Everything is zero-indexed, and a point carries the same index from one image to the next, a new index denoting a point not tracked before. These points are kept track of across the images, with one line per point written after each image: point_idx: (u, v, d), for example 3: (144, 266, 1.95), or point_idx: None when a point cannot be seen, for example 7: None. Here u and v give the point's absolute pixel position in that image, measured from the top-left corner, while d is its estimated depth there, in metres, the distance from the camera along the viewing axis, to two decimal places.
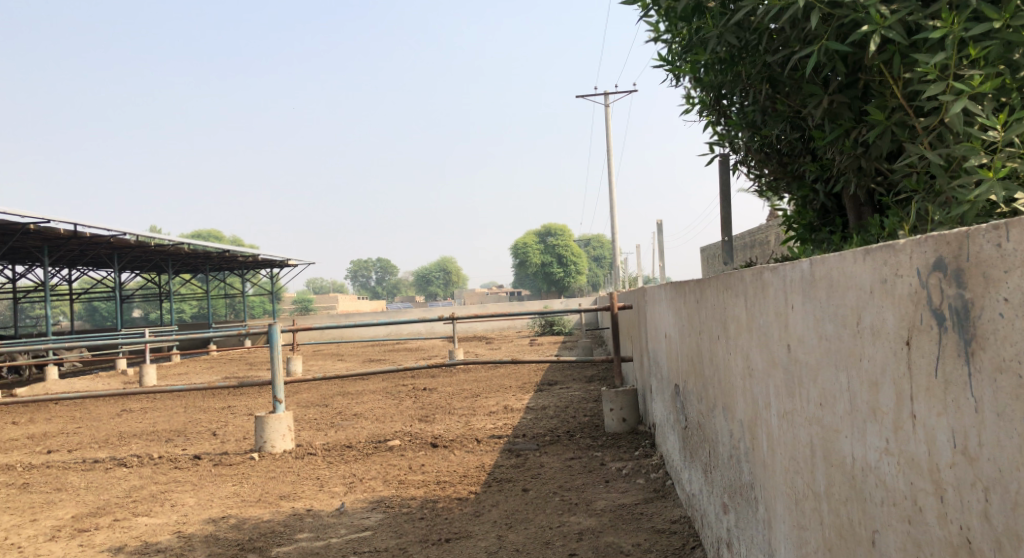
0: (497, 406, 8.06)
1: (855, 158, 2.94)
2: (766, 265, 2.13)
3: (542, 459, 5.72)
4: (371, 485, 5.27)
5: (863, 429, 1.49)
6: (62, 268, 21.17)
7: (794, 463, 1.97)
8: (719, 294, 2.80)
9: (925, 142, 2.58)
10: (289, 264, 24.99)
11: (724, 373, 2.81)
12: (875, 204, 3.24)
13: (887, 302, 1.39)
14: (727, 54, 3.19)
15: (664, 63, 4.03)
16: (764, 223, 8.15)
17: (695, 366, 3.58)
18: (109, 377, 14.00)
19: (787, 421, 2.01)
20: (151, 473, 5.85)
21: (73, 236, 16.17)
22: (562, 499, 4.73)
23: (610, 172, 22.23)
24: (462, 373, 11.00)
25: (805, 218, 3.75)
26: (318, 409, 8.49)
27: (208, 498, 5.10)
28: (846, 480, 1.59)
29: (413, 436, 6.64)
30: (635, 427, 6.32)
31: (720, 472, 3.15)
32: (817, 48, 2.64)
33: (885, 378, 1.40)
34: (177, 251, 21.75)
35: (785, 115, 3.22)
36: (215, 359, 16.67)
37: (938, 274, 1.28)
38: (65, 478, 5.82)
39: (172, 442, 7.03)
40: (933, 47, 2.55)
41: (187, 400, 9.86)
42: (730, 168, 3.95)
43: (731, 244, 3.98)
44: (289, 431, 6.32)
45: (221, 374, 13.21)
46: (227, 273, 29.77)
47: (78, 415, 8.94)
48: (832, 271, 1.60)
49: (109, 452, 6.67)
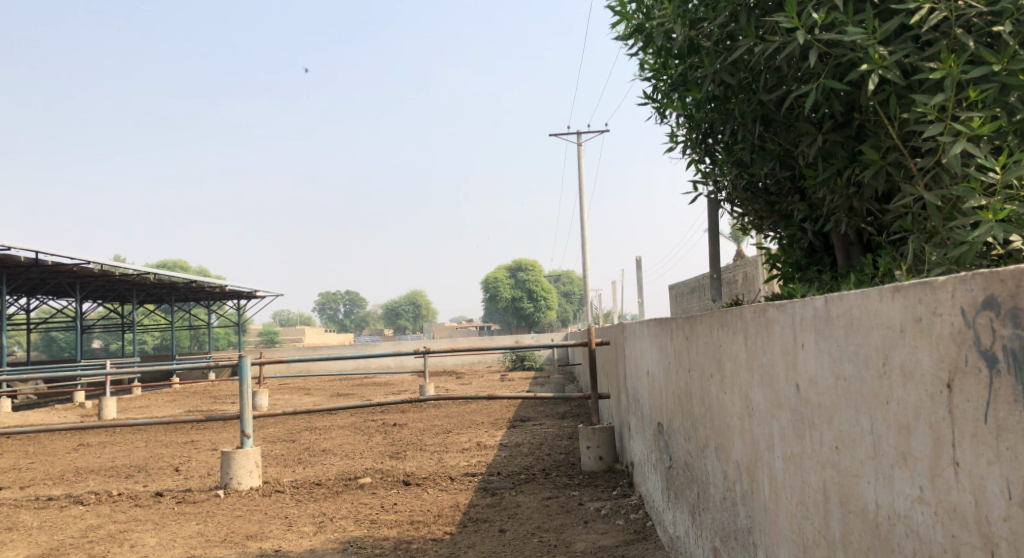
0: (470, 442, 7.92)
1: (847, 198, 2.90)
2: (770, 301, 2.07)
3: (518, 499, 5.59)
4: (342, 524, 5.12)
5: (891, 474, 1.44)
6: (20, 298, 20.70)
7: (801, 507, 1.90)
8: (713, 330, 2.74)
9: (921, 183, 2.55)
10: (256, 297, 24.68)
11: (718, 412, 2.74)
12: (864, 244, 3.20)
13: (922, 342, 1.35)
14: (718, 92, 3.17)
15: (648, 99, 4.03)
16: (733, 262, 8.16)
17: (683, 405, 3.51)
18: (66, 410, 13.64)
19: (794, 464, 1.94)
20: (111, 512, 5.64)
21: (33, 265, 15.83)
22: (541, 540, 4.62)
23: (583, 208, 22.21)
24: (433, 408, 10.83)
25: (792, 257, 3.71)
26: (285, 445, 8.30)
27: (171, 538, 4.91)
28: (869, 530, 1.53)
29: (384, 474, 6.49)
30: (612, 465, 6.21)
31: (711, 515, 3.07)
32: (815, 86, 2.63)
33: (919, 422, 1.36)
34: (141, 281, 21.38)
35: (774, 154, 3.20)
36: (178, 392, 16.34)
37: (988, 313, 1.25)
38: (19, 516, 5.60)
39: (132, 479, 6.81)
40: (931, 88, 2.54)
41: (148, 434, 9.60)
42: (716, 205, 3.91)
43: (719, 281, 3.92)
44: (256, 468, 6.14)
45: (184, 408, 12.86)
46: (192, 305, 29.34)
47: (33, 450, 8.64)
48: (852, 309, 1.55)
49: (65, 489, 6.43)
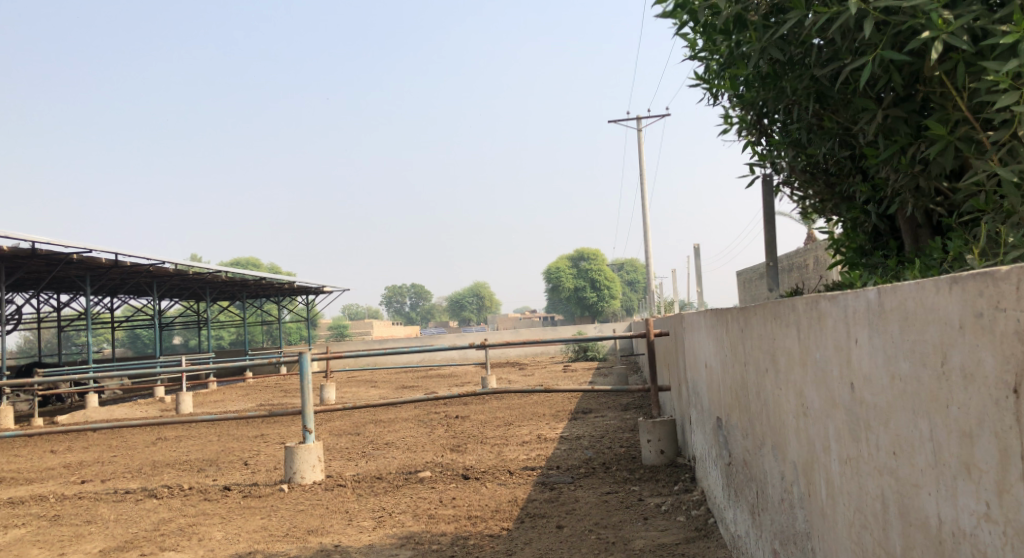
0: (531, 435, 7.83)
1: (912, 177, 2.71)
2: (822, 292, 1.92)
3: (577, 493, 5.48)
4: (401, 519, 5.07)
5: (953, 486, 1.31)
6: (103, 297, 21.30)
7: (858, 515, 1.75)
8: (767, 323, 2.59)
9: (995, 158, 2.37)
10: (325, 292, 24.97)
11: (774, 410, 2.58)
12: (934, 226, 2.99)
13: (984, 340, 1.22)
14: (769, 69, 3.00)
15: (698, 79, 3.85)
16: (802, 246, 7.90)
17: (740, 400, 3.35)
18: (146, 405, 13.94)
19: (850, 468, 1.79)
20: (181, 506, 5.69)
21: (112, 266, 16.24)
22: (598, 537, 4.49)
23: (644, 196, 21.85)
24: (495, 400, 10.76)
25: (855, 241, 3.50)
26: (350, 439, 8.31)
27: (236, 532, 4.92)
28: (931, 545, 1.39)
29: (444, 468, 6.43)
30: (673, 459, 6.03)
31: (769, 515, 2.92)
32: (872, 57, 2.45)
33: (983, 429, 1.23)
34: (215, 280, 21.78)
35: (833, 132, 3.02)
36: (252, 386, 16.59)
37: None
38: (95, 509, 5.68)
39: (203, 472, 6.88)
40: (1002, 54, 2.34)
41: (220, 429, 9.72)
42: (773, 189, 3.73)
43: (777, 269, 3.73)
44: (319, 462, 6.13)
45: (255, 402, 13.01)
46: (265, 301, 29.81)
47: (113, 444, 8.82)
48: (907, 302, 1.40)
49: (140, 483, 6.52)
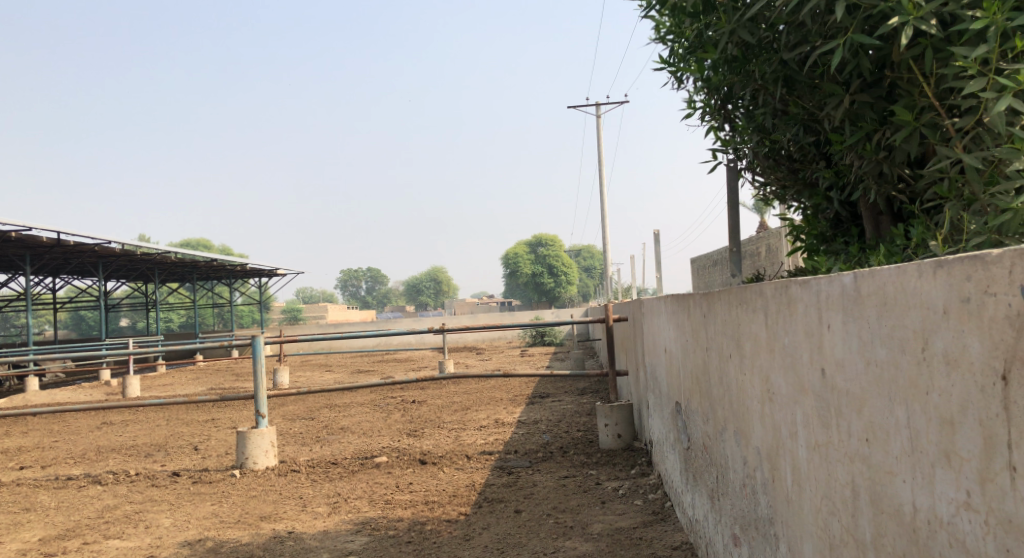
0: (488, 419, 7.80)
1: (876, 163, 2.70)
2: (792, 277, 1.90)
3: (534, 478, 5.45)
4: (356, 505, 5.00)
5: (930, 474, 1.29)
6: (46, 278, 20.76)
7: (826, 502, 1.74)
8: (731, 308, 2.56)
9: (960, 145, 2.36)
10: (278, 274, 24.64)
11: (737, 395, 2.56)
12: (895, 213, 2.99)
13: (970, 326, 1.20)
14: (737, 52, 2.97)
15: (664, 63, 3.82)
16: (756, 233, 7.95)
17: (701, 385, 3.33)
18: (90, 389, 13.60)
19: (818, 454, 1.77)
20: (127, 492, 5.56)
21: (55, 245, 15.81)
22: (556, 521, 4.47)
23: (603, 181, 21.83)
24: (451, 384, 10.70)
25: (816, 228, 3.51)
26: (304, 423, 8.20)
27: (185, 519, 4.81)
28: (904, 534, 1.37)
29: (400, 453, 6.36)
30: (630, 443, 6.04)
31: (729, 501, 2.91)
32: (842, 41, 2.43)
33: (966, 418, 1.22)
34: (164, 260, 21.37)
35: (798, 118, 3.01)
36: (201, 369, 16.32)
37: None
38: (36, 496, 5.52)
39: (151, 458, 6.73)
40: (972, 40, 2.33)
41: (168, 413, 9.53)
42: (736, 174, 3.71)
43: (739, 255, 3.72)
44: (272, 447, 6.02)
45: (204, 386, 12.77)
46: (217, 282, 29.33)
47: (56, 429, 8.60)
48: (886, 286, 1.37)
49: (84, 469, 6.35)
